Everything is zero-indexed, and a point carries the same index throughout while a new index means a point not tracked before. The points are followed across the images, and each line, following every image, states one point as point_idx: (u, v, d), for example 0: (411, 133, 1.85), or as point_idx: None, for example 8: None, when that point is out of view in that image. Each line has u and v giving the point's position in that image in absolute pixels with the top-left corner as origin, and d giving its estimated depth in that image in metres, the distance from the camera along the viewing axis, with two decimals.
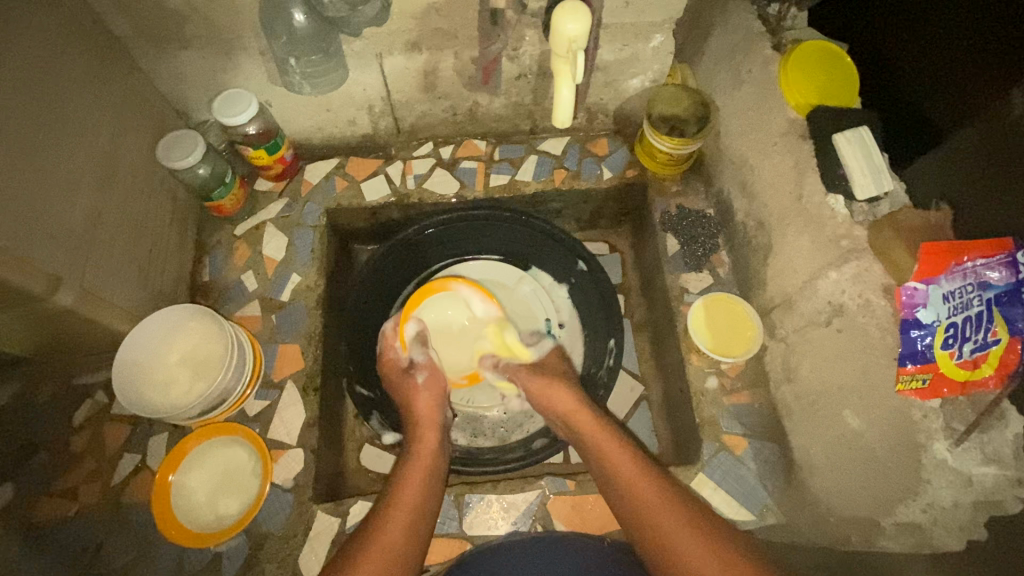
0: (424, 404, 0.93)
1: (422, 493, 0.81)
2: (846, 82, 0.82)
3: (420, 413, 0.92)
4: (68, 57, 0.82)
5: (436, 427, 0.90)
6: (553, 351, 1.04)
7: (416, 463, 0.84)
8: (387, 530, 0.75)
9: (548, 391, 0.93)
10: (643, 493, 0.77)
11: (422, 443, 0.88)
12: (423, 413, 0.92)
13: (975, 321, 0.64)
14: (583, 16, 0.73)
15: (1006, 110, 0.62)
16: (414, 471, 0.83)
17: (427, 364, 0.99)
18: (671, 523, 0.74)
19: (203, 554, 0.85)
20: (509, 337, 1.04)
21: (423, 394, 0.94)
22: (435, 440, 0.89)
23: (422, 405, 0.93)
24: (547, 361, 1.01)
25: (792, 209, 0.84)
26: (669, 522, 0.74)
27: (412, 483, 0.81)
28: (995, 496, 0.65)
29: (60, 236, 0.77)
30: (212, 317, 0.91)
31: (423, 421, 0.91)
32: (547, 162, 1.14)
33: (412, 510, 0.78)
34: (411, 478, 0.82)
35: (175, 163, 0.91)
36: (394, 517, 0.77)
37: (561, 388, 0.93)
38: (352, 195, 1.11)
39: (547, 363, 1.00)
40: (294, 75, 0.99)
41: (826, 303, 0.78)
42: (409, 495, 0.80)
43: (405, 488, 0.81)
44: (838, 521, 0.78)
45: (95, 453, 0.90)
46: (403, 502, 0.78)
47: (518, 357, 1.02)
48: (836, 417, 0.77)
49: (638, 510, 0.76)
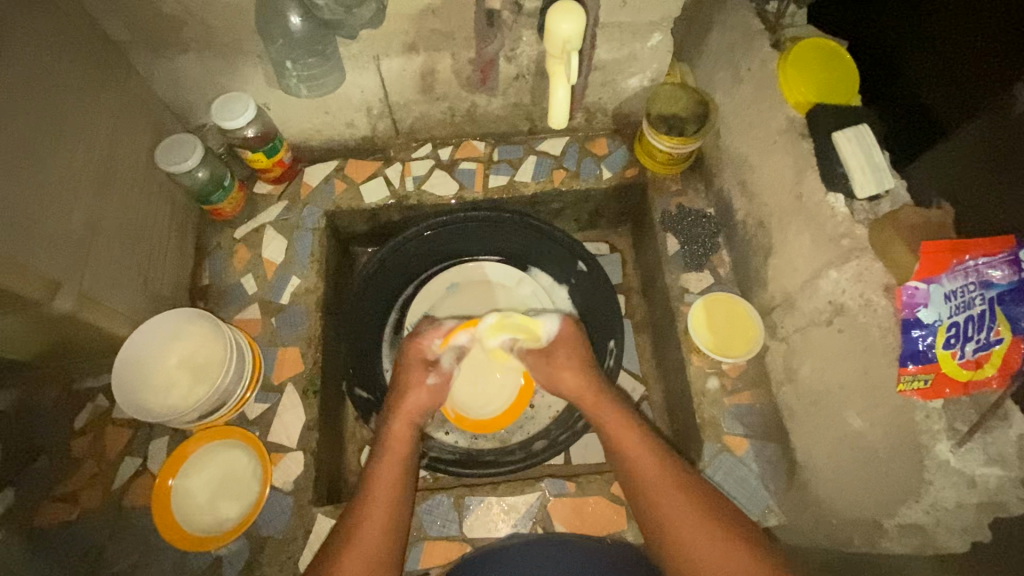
0: (413, 397, 0.88)
1: (397, 490, 0.78)
2: (846, 80, 0.81)
3: (405, 405, 0.87)
4: (65, 63, 0.82)
5: (411, 423, 0.86)
6: (568, 323, 0.94)
7: (392, 455, 0.82)
8: (363, 532, 0.74)
9: (555, 374, 0.89)
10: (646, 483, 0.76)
11: (394, 433, 0.85)
12: (409, 405, 0.87)
13: (977, 320, 0.63)
14: (577, 15, 0.72)
15: (1011, 106, 0.62)
16: (383, 463, 0.81)
17: (444, 373, 0.93)
18: (683, 515, 0.72)
19: (204, 558, 0.85)
20: (510, 321, 0.94)
21: (416, 388, 0.89)
22: (409, 433, 0.85)
23: (412, 397, 0.88)
24: (560, 339, 0.92)
25: (793, 208, 0.83)
26: (679, 515, 0.73)
27: (383, 476, 0.79)
28: (998, 497, 0.65)
29: (59, 241, 0.77)
30: (212, 321, 0.91)
31: (401, 411, 0.87)
32: (546, 163, 1.14)
33: (388, 505, 0.77)
34: (383, 470, 0.80)
35: (175, 168, 0.91)
36: (371, 510, 0.76)
37: (568, 370, 0.88)
38: (351, 198, 1.11)
39: (558, 343, 0.91)
40: (290, 78, 0.99)
41: (827, 302, 0.77)
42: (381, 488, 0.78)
43: (377, 484, 0.78)
44: (840, 522, 0.78)
45: (96, 457, 0.91)
46: (378, 496, 0.77)
47: (530, 342, 0.93)
48: (837, 417, 0.76)
49: (653, 502, 0.75)
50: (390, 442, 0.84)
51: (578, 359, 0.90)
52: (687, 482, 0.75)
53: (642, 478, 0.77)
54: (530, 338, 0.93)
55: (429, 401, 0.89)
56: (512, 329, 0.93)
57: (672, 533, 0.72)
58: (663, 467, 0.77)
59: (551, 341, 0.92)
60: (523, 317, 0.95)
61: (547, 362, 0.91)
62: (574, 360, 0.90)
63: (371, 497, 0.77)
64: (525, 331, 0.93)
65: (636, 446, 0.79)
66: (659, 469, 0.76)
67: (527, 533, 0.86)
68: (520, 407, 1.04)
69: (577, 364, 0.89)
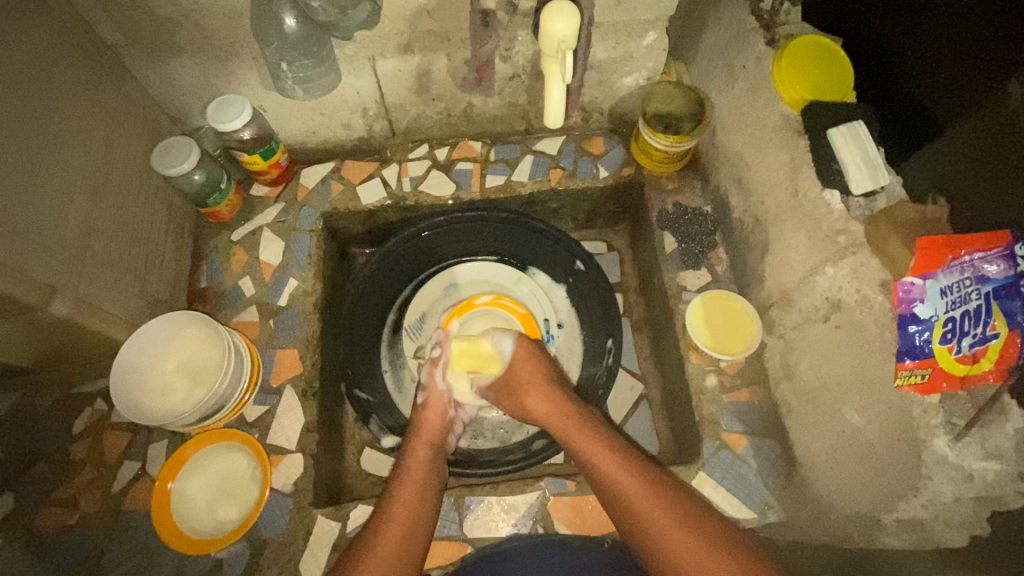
0: (433, 420, 0.94)
1: (417, 503, 0.81)
2: (838, 76, 0.81)
3: (425, 428, 0.92)
4: (58, 67, 0.82)
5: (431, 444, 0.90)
6: (520, 341, 0.98)
7: (411, 478, 0.84)
8: (382, 543, 0.75)
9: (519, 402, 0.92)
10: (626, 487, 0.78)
11: (416, 454, 0.88)
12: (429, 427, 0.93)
13: (974, 315, 0.62)
14: (572, 16, 0.72)
15: (1006, 101, 0.60)
16: (406, 484, 0.83)
17: (428, 386, 0.98)
18: (656, 516, 0.74)
19: (204, 560, 0.84)
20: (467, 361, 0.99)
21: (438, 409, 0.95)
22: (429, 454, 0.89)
23: (432, 420, 0.94)
24: (515, 362, 0.96)
25: (788, 205, 0.84)
26: (653, 518, 0.74)
27: (408, 497, 0.81)
28: (996, 492, 0.64)
29: (53, 245, 0.76)
30: (207, 324, 0.90)
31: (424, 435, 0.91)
32: (542, 162, 1.14)
33: (409, 523, 0.78)
34: (406, 489, 0.83)
35: (170, 171, 0.91)
36: (392, 528, 0.77)
37: (529, 396, 0.92)
38: (348, 199, 1.11)
39: (514, 365, 0.96)
40: (285, 80, 0.98)
41: (824, 299, 0.78)
42: (404, 507, 0.80)
43: (399, 500, 0.81)
44: (840, 518, 0.78)
45: (95, 461, 0.91)
46: (399, 516, 0.79)
47: (490, 370, 0.98)
48: (836, 413, 0.77)
49: (631, 512, 0.76)
50: (413, 464, 0.87)
51: (540, 382, 0.92)
52: (658, 483, 0.77)
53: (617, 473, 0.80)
54: (490, 365, 0.98)
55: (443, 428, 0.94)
56: (469, 364, 0.99)
57: (659, 532, 0.73)
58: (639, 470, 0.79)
59: (509, 364, 0.96)
60: (471, 349, 0.99)
61: (511, 391, 0.94)
62: (531, 383, 0.93)
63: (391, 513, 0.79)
64: (478, 364, 0.98)
65: (607, 461, 0.81)
66: (633, 472, 0.79)
67: (527, 534, 0.86)
68: None
69: (538, 388, 0.92)
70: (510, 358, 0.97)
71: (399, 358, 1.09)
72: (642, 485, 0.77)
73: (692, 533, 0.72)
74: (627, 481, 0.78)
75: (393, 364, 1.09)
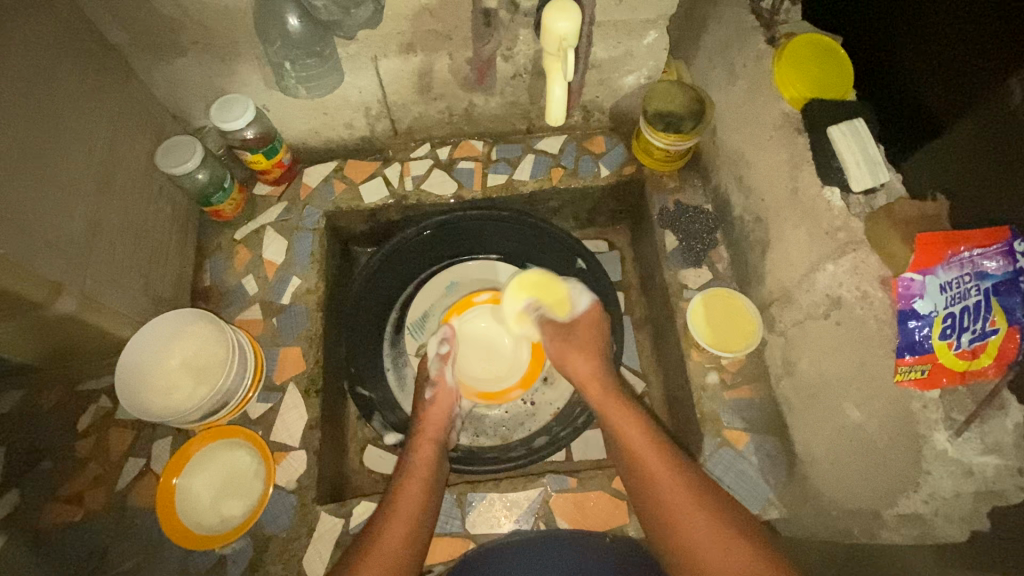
0: (433, 419, 0.93)
1: (420, 500, 0.81)
2: (838, 75, 0.81)
3: (426, 426, 0.92)
4: (63, 66, 0.82)
5: (434, 441, 0.90)
6: (596, 307, 1.00)
7: (415, 474, 0.85)
8: (384, 540, 0.76)
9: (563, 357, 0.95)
10: (651, 472, 0.79)
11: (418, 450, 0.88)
12: (430, 426, 0.92)
13: (973, 311, 0.62)
14: (573, 14, 0.72)
15: (1006, 99, 0.60)
16: (407, 482, 0.83)
17: (438, 380, 0.98)
18: (677, 505, 0.75)
19: (209, 556, 0.85)
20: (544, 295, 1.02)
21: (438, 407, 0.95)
22: (433, 451, 0.89)
23: (431, 418, 0.93)
24: (582, 322, 0.98)
25: (789, 202, 0.84)
26: (675, 506, 0.75)
27: (410, 493, 0.82)
28: (996, 486, 0.63)
29: (59, 243, 0.77)
30: (212, 322, 0.91)
31: (426, 433, 0.91)
32: (543, 161, 1.14)
33: (410, 520, 0.78)
34: (408, 485, 0.83)
35: (175, 170, 0.92)
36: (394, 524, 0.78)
37: (579, 360, 0.94)
38: (350, 199, 1.11)
39: (580, 324, 0.98)
40: (289, 79, 0.98)
41: (824, 295, 0.79)
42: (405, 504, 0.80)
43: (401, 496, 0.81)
44: (841, 513, 0.78)
45: (100, 458, 0.91)
46: (400, 513, 0.79)
47: (559, 312, 1.00)
48: (836, 409, 0.78)
49: (654, 500, 0.77)
50: (416, 462, 0.87)
51: (589, 347, 0.95)
52: (679, 470, 0.78)
53: (639, 468, 0.80)
54: (559, 308, 1.00)
55: (446, 421, 0.94)
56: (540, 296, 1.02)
57: (676, 522, 0.74)
58: (664, 458, 0.80)
59: (574, 319, 0.99)
60: (546, 284, 1.03)
61: (562, 339, 0.96)
62: (585, 348, 0.95)
63: (393, 510, 0.79)
64: (550, 299, 1.01)
65: (640, 446, 0.82)
66: (661, 460, 0.80)
67: (529, 530, 0.87)
68: (528, 384, 1.06)
69: (589, 354, 0.94)
70: (580, 316, 0.99)
71: (401, 357, 1.10)
72: (670, 477, 0.78)
73: (712, 523, 0.72)
74: (655, 467, 0.79)
75: (395, 361, 1.09)
